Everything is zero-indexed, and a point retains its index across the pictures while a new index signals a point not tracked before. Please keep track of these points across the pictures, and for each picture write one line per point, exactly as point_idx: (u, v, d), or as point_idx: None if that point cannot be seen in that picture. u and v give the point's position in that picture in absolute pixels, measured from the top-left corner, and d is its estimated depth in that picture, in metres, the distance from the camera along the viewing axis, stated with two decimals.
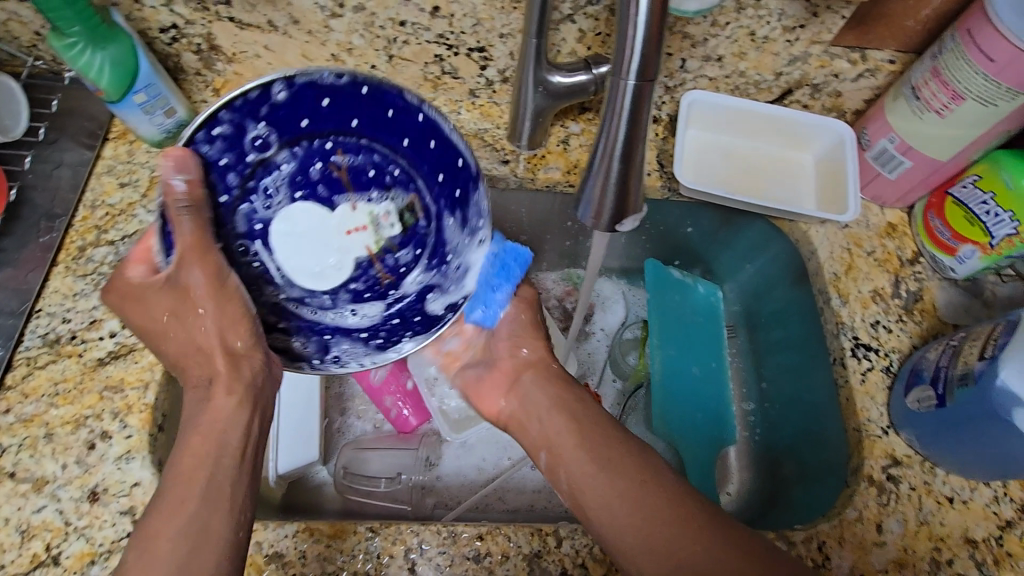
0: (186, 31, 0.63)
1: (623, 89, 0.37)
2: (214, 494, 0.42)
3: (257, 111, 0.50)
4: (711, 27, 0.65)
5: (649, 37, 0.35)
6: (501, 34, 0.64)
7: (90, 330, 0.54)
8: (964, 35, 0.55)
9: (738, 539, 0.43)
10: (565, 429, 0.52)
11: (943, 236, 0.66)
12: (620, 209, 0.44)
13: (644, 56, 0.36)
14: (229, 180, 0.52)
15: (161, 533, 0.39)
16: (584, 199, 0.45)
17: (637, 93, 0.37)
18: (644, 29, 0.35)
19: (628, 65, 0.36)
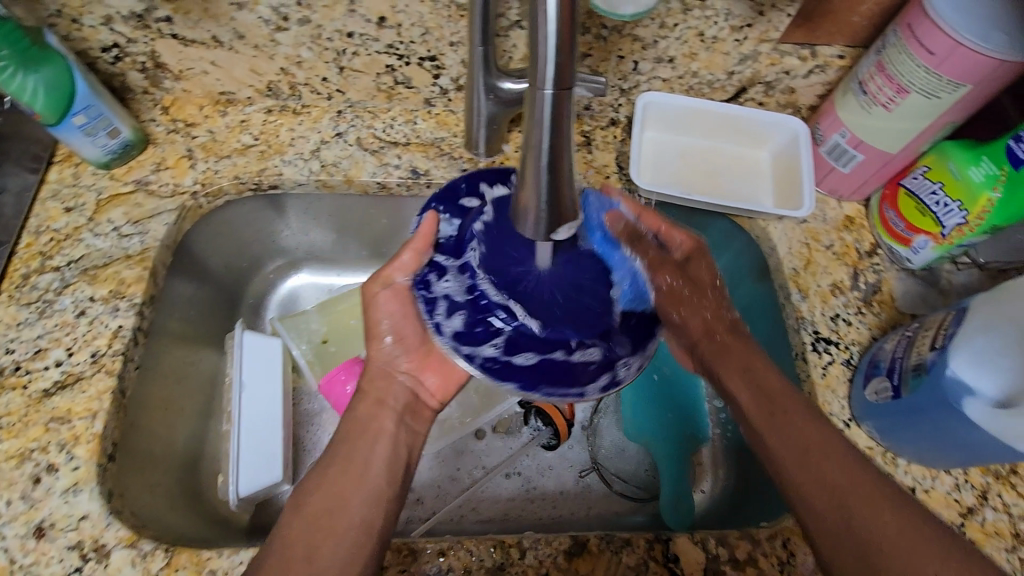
0: (128, 49, 0.62)
1: (541, 100, 0.36)
2: (354, 468, 0.50)
3: (469, 328, 0.50)
4: (660, 29, 0.66)
5: (561, 42, 0.33)
6: (451, 43, 0.64)
7: (35, 360, 0.52)
8: (905, 29, 0.55)
9: (902, 504, 0.44)
10: (742, 379, 0.55)
11: (897, 227, 0.67)
12: (556, 220, 0.41)
13: (559, 64, 0.34)
14: (442, 282, 0.52)
15: (318, 493, 0.48)
16: (518, 213, 0.42)
17: (556, 103, 0.35)
18: (555, 33, 0.33)
19: (543, 73, 0.35)
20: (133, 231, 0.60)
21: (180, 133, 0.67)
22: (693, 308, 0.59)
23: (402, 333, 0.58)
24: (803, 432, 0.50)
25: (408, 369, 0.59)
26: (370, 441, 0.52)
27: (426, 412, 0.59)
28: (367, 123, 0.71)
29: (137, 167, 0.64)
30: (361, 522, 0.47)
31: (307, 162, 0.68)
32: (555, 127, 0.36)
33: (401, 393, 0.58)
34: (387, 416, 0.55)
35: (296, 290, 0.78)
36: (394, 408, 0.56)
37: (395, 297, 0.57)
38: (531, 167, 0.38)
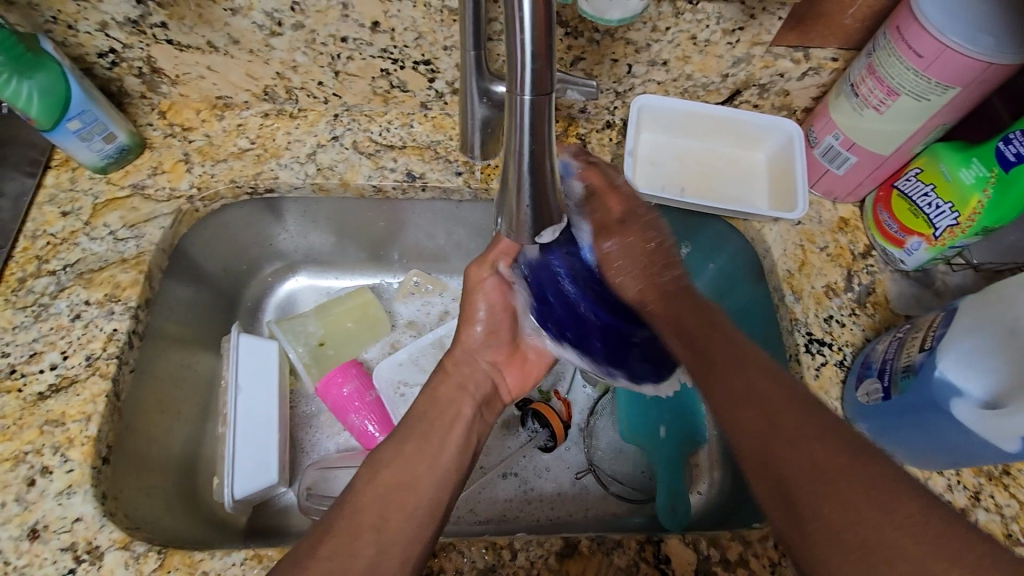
0: (124, 55, 0.63)
1: (520, 106, 0.36)
2: (429, 448, 0.50)
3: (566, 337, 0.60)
4: (652, 32, 0.66)
5: (537, 48, 0.33)
6: (445, 47, 0.65)
7: (30, 363, 0.53)
8: (894, 32, 0.56)
9: (838, 435, 0.39)
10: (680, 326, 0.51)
11: (891, 229, 0.67)
12: (540, 224, 0.41)
13: (536, 70, 0.34)
14: (533, 297, 0.61)
15: (392, 466, 0.48)
16: (501, 217, 0.42)
17: (535, 108, 0.35)
18: (531, 39, 0.33)
19: (521, 80, 0.35)
20: (129, 235, 0.60)
21: (177, 137, 0.68)
22: (628, 279, 0.55)
23: (495, 326, 0.63)
24: (729, 370, 0.45)
25: (492, 363, 0.63)
26: (446, 423, 0.53)
27: (499, 404, 0.62)
28: (363, 126, 0.72)
29: (134, 171, 0.65)
30: (429, 500, 0.47)
31: (303, 165, 0.68)
32: (534, 132, 0.36)
33: (483, 382, 0.61)
34: (460, 403, 0.56)
35: (297, 292, 0.79)
36: (473, 395, 0.58)
37: (497, 287, 0.62)
38: (513, 174, 0.39)
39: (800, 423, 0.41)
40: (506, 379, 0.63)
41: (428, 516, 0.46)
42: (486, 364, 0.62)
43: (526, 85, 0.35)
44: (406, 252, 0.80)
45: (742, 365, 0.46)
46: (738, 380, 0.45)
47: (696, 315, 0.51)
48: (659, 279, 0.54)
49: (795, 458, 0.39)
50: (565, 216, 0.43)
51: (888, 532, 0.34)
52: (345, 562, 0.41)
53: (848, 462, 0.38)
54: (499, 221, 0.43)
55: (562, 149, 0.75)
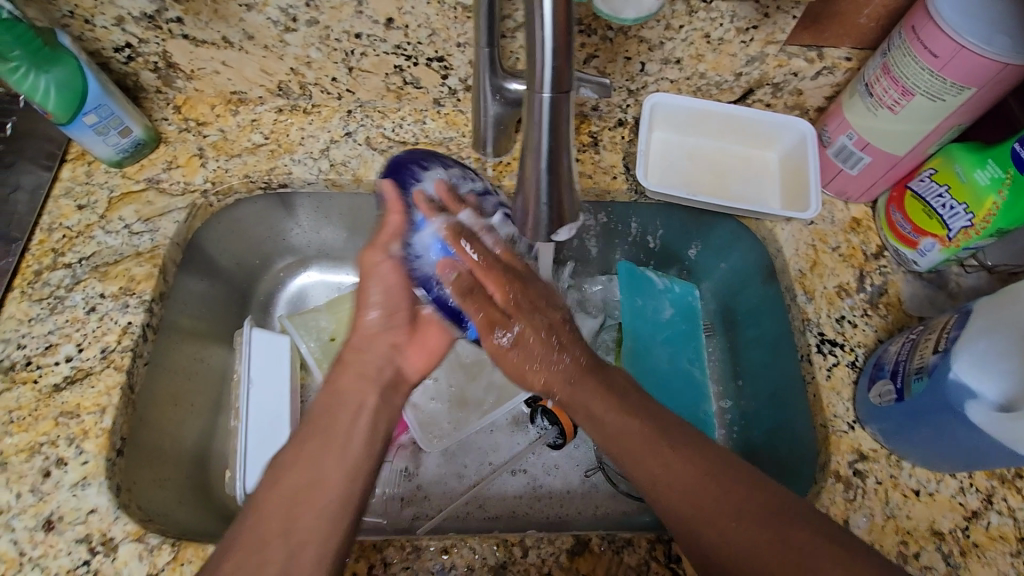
0: (141, 49, 0.63)
1: (540, 101, 0.37)
2: (335, 443, 0.50)
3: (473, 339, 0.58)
4: (665, 31, 0.66)
5: (558, 46, 0.35)
6: (458, 44, 0.65)
7: (46, 355, 0.53)
8: (909, 32, 0.55)
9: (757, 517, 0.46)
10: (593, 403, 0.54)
11: (904, 229, 0.67)
12: (557, 220, 0.43)
13: (557, 67, 0.36)
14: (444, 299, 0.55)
15: (289, 475, 0.48)
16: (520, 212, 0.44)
17: (554, 104, 0.37)
18: (553, 37, 0.34)
19: (543, 75, 0.36)
20: (143, 229, 0.61)
21: (191, 131, 0.68)
22: (533, 371, 0.56)
23: (393, 308, 0.56)
24: (646, 454, 0.51)
25: (396, 346, 0.57)
26: (352, 412, 0.52)
27: (406, 388, 0.57)
28: (376, 122, 0.72)
29: (149, 165, 0.65)
30: (338, 500, 0.47)
31: (316, 161, 0.69)
32: (552, 128, 0.38)
33: (384, 365, 0.56)
34: (369, 388, 0.54)
35: (307, 287, 0.79)
36: (376, 382, 0.55)
37: (395, 269, 0.55)
38: (531, 168, 0.41)
39: (717, 508, 0.47)
40: (410, 360, 0.58)
41: (338, 513, 0.47)
42: (389, 346, 0.57)
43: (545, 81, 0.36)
44: None
45: (657, 449, 0.51)
46: (661, 468, 0.50)
47: (600, 393, 0.54)
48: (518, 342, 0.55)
49: (722, 545, 0.46)
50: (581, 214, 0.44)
51: None
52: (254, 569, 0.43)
53: (747, 521, 0.46)
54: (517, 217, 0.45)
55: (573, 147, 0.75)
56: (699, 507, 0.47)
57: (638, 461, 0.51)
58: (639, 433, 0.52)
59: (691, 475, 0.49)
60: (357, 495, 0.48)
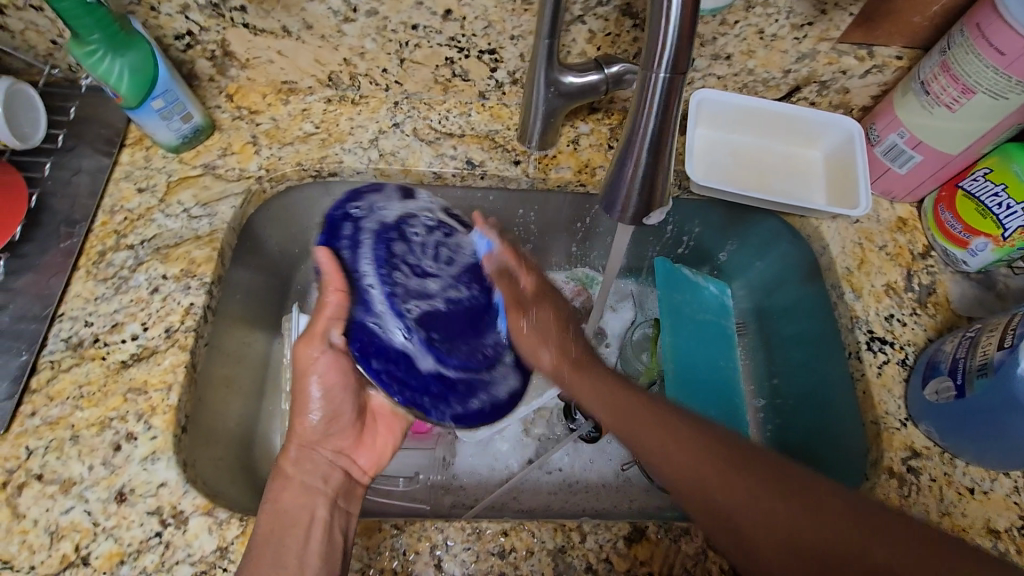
0: (200, 37, 0.64)
1: (653, 84, 0.40)
2: (287, 566, 0.45)
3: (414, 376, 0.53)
4: (720, 26, 0.66)
5: (679, 33, 0.37)
6: (512, 36, 0.65)
7: (113, 333, 0.54)
8: (973, 29, 0.56)
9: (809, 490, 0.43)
10: (605, 405, 0.54)
11: (954, 229, 0.66)
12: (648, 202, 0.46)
13: (676, 52, 0.39)
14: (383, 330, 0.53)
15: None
16: (610, 195, 0.47)
17: (667, 87, 0.40)
18: (676, 25, 0.37)
19: (659, 60, 0.39)
20: (202, 213, 0.62)
21: (244, 119, 0.69)
22: (538, 342, 0.59)
23: (334, 408, 0.57)
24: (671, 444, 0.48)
25: (336, 450, 0.56)
26: (301, 536, 0.47)
27: (360, 490, 0.56)
28: (423, 114, 0.72)
29: (204, 151, 0.66)
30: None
31: (366, 150, 0.69)
32: (663, 108, 0.41)
33: (328, 469, 0.55)
34: (314, 502, 0.50)
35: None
36: (325, 492, 0.52)
37: (334, 363, 0.55)
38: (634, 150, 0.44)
39: (702, 449, 0.47)
40: (357, 459, 0.58)
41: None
42: (331, 449, 0.56)
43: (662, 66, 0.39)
44: None
45: (682, 440, 0.48)
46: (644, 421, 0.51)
47: (620, 393, 0.54)
48: (527, 327, 0.59)
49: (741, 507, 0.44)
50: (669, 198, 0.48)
51: None
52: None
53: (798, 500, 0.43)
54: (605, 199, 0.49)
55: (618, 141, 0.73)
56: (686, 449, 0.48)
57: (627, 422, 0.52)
58: (643, 407, 0.52)
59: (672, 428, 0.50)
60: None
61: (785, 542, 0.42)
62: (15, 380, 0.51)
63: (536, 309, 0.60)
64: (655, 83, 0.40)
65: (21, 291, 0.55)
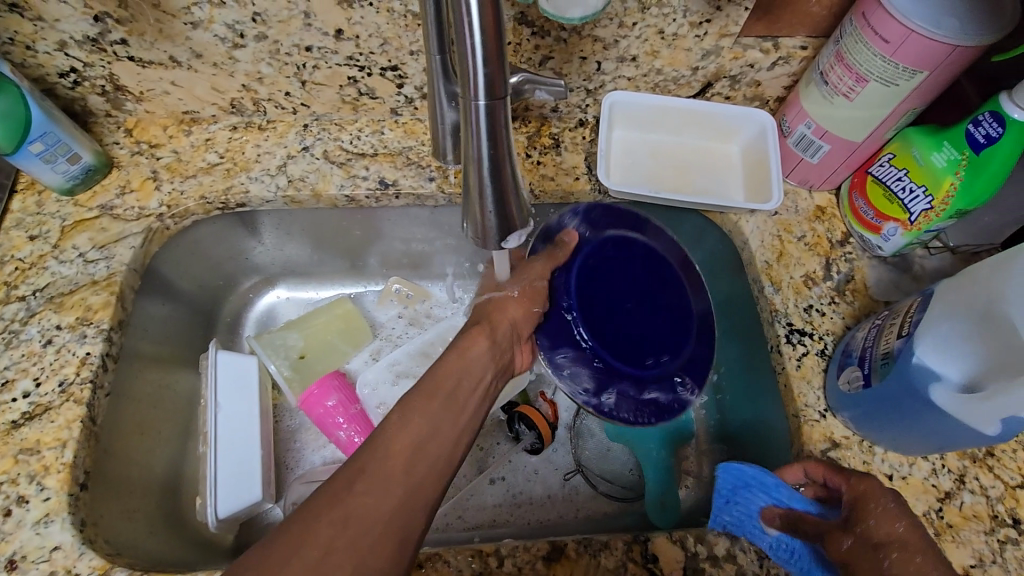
0: (86, 73, 0.61)
1: (475, 111, 0.35)
2: (456, 405, 0.51)
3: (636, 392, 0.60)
4: (620, 28, 0.66)
5: (488, 53, 0.33)
6: (411, 52, 0.64)
7: (3, 391, 0.52)
8: (859, 19, 0.56)
9: None
10: None
11: (867, 215, 0.67)
12: (505, 227, 0.40)
13: (488, 77, 0.34)
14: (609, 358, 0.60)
15: (418, 414, 0.47)
16: (467, 220, 0.41)
17: (490, 114, 0.35)
18: (481, 41, 0.32)
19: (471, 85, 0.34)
20: (99, 257, 0.60)
21: (144, 154, 0.67)
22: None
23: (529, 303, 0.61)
24: None
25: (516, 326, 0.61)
26: (472, 390, 0.53)
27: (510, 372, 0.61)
28: (333, 135, 0.71)
29: (102, 191, 0.64)
30: (445, 456, 0.47)
31: (274, 177, 0.67)
32: (492, 137, 0.36)
33: (507, 338, 0.60)
34: (486, 360, 0.56)
35: (284, 309, 0.78)
36: (496, 362, 0.58)
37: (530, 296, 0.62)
38: (473, 178, 0.38)
39: None
40: (520, 355, 0.63)
41: (439, 469, 0.46)
42: (514, 326, 0.61)
43: (479, 90, 0.34)
44: (384, 258, 0.79)
45: None
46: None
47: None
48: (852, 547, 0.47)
49: None
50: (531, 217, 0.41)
51: None
52: (383, 494, 0.42)
53: None
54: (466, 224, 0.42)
55: (536, 150, 0.74)
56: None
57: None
58: None
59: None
60: (459, 458, 0.49)
61: None
62: None
63: (874, 523, 0.46)
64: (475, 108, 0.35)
65: None
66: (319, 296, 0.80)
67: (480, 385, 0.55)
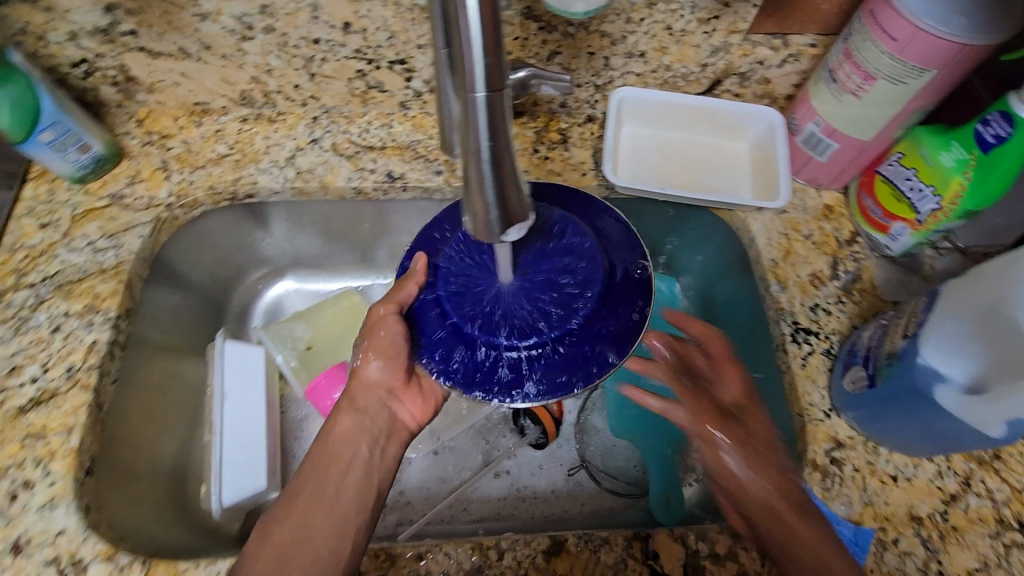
0: (98, 64, 0.62)
1: (474, 103, 0.34)
2: (326, 494, 0.51)
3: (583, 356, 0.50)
4: (627, 24, 0.67)
5: (487, 41, 0.32)
6: (419, 45, 0.64)
7: (11, 376, 0.53)
8: (868, 16, 0.55)
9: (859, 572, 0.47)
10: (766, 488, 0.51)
11: (875, 214, 0.66)
12: (507, 223, 0.38)
13: (488, 65, 0.33)
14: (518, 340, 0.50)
15: (290, 514, 0.49)
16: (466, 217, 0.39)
17: (490, 105, 0.34)
18: (480, 31, 0.31)
19: (472, 75, 0.33)
20: (108, 245, 0.60)
21: (155, 145, 0.67)
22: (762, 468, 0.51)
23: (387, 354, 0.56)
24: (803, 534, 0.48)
25: (389, 389, 0.58)
26: (343, 467, 0.53)
27: (402, 436, 0.59)
28: (342, 128, 0.71)
29: (112, 181, 0.64)
30: (327, 550, 0.48)
31: (282, 169, 0.68)
32: (492, 129, 0.34)
33: (380, 415, 0.57)
34: (357, 438, 0.55)
35: (293, 300, 0.79)
36: (372, 431, 0.56)
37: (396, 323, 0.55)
38: (473, 173, 0.36)
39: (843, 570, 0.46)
40: (405, 407, 0.59)
41: (326, 562, 0.47)
42: (384, 391, 0.58)
43: (478, 79, 0.33)
44: (391, 251, 0.79)
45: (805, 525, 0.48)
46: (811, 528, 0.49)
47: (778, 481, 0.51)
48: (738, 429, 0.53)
49: None
50: (532, 213, 0.39)
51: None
52: None
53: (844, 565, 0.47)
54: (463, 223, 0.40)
55: (543, 145, 0.74)
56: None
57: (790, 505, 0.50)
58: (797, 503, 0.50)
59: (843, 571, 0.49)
60: (349, 551, 0.48)
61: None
62: None
63: (753, 424, 0.54)
64: (474, 99, 0.34)
65: None
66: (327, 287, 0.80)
67: (356, 464, 0.54)
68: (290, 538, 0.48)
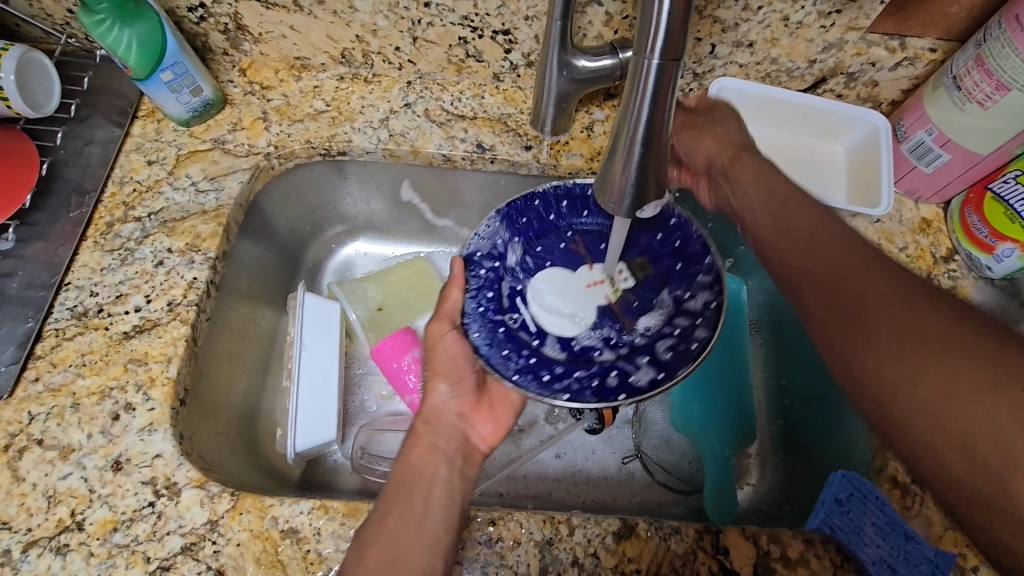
0: (213, 10, 0.63)
1: (647, 68, 0.37)
2: (414, 514, 0.47)
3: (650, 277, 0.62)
4: (743, 11, 0.63)
5: (674, 11, 0.35)
6: (527, 16, 0.62)
7: (117, 304, 0.56)
8: (1012, 21, 0.53)
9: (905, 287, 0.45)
10: (765, 223, 0.58)
11: (980, 233, 0.63)
12: (642, 195, 0.42)
13: (669, 32, 0.36)
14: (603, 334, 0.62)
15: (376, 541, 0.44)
16: (603, 181, 0.43)
17: (662, 71, 0.37)
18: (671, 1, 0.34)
19: (652, 40, 0.36)
20: (209, 188, 0.62)
21: (256, 95, 0.68)
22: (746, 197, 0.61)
23: (458, 373, 0.57)
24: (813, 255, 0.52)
25: (461, 412, 0.56)
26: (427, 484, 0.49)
27: (478, 457, 0.55)
28: (435, 95, 0.71)
29: (215, 126, 0.66)
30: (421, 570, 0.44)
31: (376, 130, 0.68)
32: (657, 97, 0.38)
33: (454, 437, 0.54)
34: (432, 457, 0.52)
35: (545, 288, 0.64)
36: (446, 452, 0.53)
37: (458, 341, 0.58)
38: (626, 135, 0.40)
39: (854, 287, 0.47)
40: (478, 428, 0.57)
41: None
42: (455, 414, 0.56)
43: (657, 47, 0.36)
44: (461, 220, 0.78)
45: (820, 257, 0.51)
46: (829, 317, 0.48)
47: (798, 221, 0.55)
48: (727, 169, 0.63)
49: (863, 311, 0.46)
50: (666, 195, 0.44)
51: (890, 298, 0.45)
52: None
53: (862, 281, 0.47)
54: (598, 190, 0.45)
55: None
56: (881, 375, 0.43)
57: (820, 301, 0.50)
58: (807, 239, 0.53)
59: (924, 349, 0.41)
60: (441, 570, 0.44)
61: (841, 300, 0.48)
62: (21, 345, 0.53)
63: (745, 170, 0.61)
64: (648, 66, 0.37)
65: (31, 258, 0.56)
66: (592, 290, 0.64)
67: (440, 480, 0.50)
68: (387, 556, 0.44)
